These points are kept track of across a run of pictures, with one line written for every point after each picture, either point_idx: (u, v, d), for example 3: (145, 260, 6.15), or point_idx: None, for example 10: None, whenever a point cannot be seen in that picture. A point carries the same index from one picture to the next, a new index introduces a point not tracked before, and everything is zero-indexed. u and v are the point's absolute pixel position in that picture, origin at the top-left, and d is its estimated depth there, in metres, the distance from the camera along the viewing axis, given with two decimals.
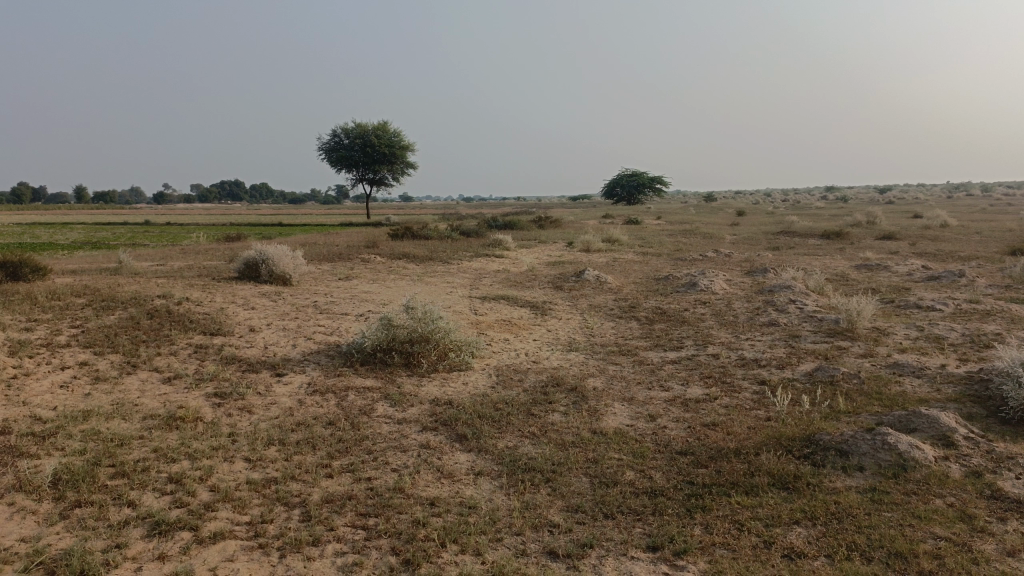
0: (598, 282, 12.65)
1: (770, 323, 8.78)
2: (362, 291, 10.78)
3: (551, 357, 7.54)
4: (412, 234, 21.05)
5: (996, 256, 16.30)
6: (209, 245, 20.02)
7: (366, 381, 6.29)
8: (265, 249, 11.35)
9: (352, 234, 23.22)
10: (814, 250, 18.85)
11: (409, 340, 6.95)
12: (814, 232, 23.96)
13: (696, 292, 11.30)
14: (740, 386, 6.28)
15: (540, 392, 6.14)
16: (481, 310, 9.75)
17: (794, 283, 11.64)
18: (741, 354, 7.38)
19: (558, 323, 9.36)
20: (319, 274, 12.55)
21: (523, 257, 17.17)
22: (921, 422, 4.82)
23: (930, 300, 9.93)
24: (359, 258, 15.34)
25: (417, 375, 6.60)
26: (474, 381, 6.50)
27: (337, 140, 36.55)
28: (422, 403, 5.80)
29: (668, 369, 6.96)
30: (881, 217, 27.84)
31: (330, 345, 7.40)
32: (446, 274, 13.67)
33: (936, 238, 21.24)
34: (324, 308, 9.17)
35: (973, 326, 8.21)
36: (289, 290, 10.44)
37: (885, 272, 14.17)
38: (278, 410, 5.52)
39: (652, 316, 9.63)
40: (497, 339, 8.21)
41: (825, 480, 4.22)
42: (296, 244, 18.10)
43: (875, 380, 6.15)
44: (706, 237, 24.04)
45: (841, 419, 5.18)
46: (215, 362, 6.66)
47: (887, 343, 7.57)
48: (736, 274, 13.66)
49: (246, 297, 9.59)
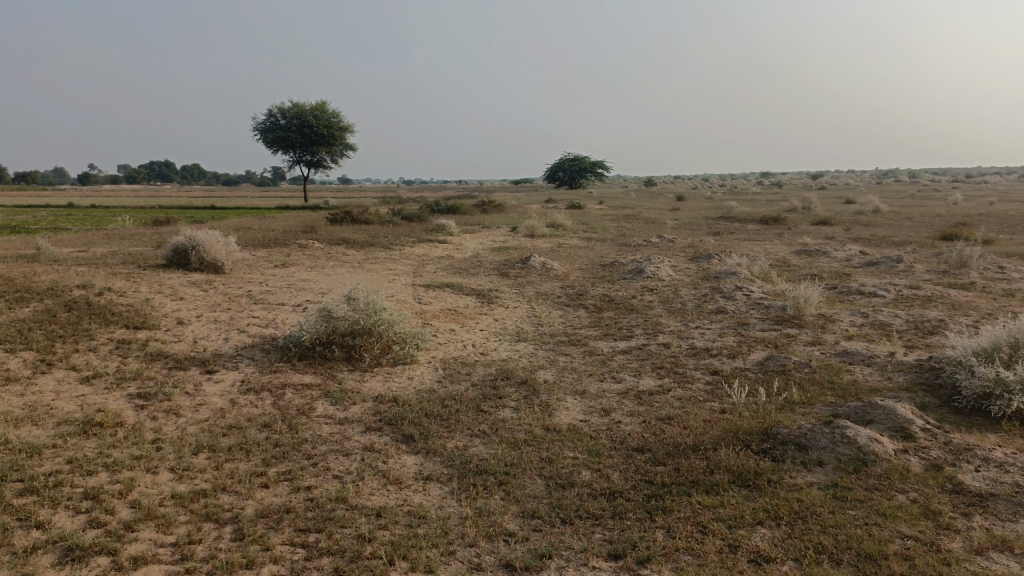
0: (544, 269, 12.45)
1: (719, 310, 8.72)
2: (300, 279, 10.34)
3: (500, 347, 7.30)
4: (352, 218, 20.50)
5: (927, 241, 16.76)
6: (136, 229, 19.08)
7: (305, 378, 5.94)
8: (196, 235, 10.77)
9: (288, 218, 22.48)
10: (753, 236, 19.06)
11: (351, 333, 6.61)
12: (753, 217, 24.33)
13: (643, 279, 11.20)
14: (693, 377, 6.16)
15: (490, 387, 5.90)
16: (425, 299, 9.43)
17: (739, 269, 11.67)
18: (691, 343, 7.27)
19: (505, 312, 9.13)
20: (255, 261, 12.02)
21: (466, 243, 16.83)
22: (877, 413, 4.75)
23: (871, 286, 10.05)
24: (296, 244, 14.78)
25: (359, 370, 6.28)
26: (419, 376, 6.21)
27: (272, 121, 35.39)
28: (365, 401, 5.49)
29: (619, 359, 6.80)
30: (815, 203, 28.48)
31: (265, 339, 6.99)
32: (389, 260, 13.29)
33: (869, 223, 21.80)
34: (259, 298, 8.72)
35: (916, 312, 8.31)
36: (221, 279, 9.92)
37: (825, 257, 14.38)
38: (208, 411, 5.14)
39: (599, 304, 9.48)
40: (443, 330, 7.93)
41: (785, 476, 4.09)
42: (229, 229, 17.38)
43: (826, 369, 6.11)
44: (648, 222, 24.15)
45: (797, 411, 5.09)
46: (139, 358, 6.20)
47: (834, 330, 7.57)
48: (681, 260, 13.66)
49: (174, 286, 9.04)
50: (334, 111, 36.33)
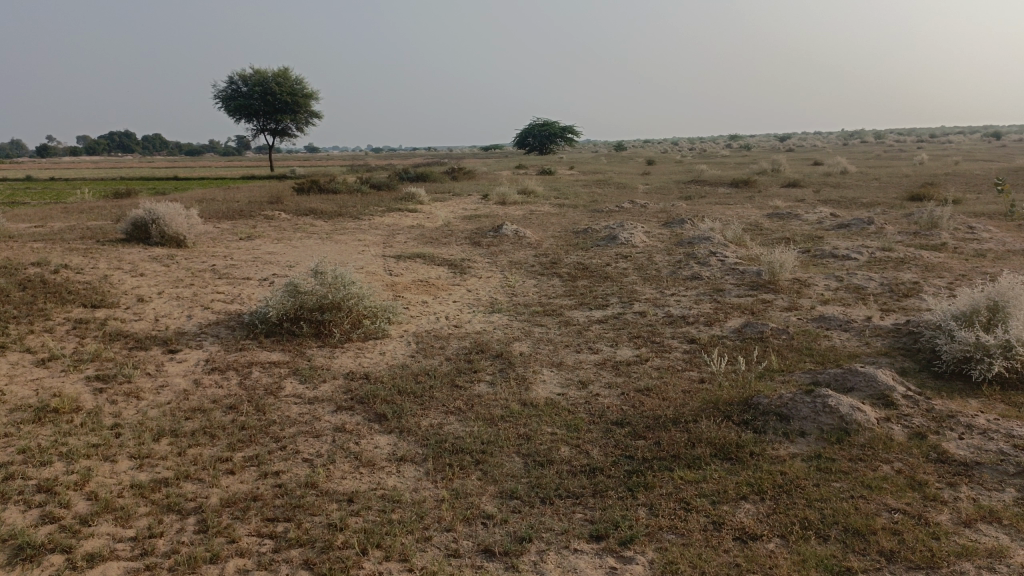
0: (516, 237, 12.26)
1: (694, 276, 8.64)
2: (266, 252, 10.04)
3: (473, 319, 7.15)
4: (319, 188, 20.04)
5: (896, 203, 16.85)
6: (95, 202, 18.49)
7: (273, 356, 5.74)
8: (156, 208, 10.40)
9: (252, 188, 21.95)
10: (725, 200, 19.01)
11: (320, 308, 6.40)
12: (724, 180, 24.28)
13: (616, 246, 11.07)
14: (670, 346, 6.06)
15: (464, 361, 5.75)
16: (396, 271, 9.21)
17: (713, 233, 11.59)
18: (668, 311, 7.16)
19: (478, 282, 8.95)
20: (219, 234, 11.68)
21: (437, 211, 16.55)
22: (858, 380, 4.69)
23: (845, 249, 10.03)
24: (262, 215, 14.41)
25: (329, 346, 6.08)
26: (392, 351, 6.04)
27: (234, 88, 34.43)
28: (335, 379, 5.31)
29: (595, 330, 6.68)
30: (784, 165, 28.51)
31: (230, 315, 6.75)
32: (358, 231, 13.01)
33: (839, 185, 21.88)
34: (224, 273, 8.44)
35: (890, 275, 8.29)
36: (184, 253, 9.60)
37: (797, 220, 14.37)
38: (171, 394, 4.92)
39: (574, 272, 9.34)
40: (414, 302, 7.74)
41: (768, 448, 4.01)
42: (191, 201, 16.89)
43: (804, 335, 6.05)
44: (619, 187, 24.01)
45: (777, 379, 5.02)
46: (97, 339, 5.93)
47: (810, 294, 7.52)
48: (654, 226, 13.56)
49: (134, 262, 8.72)
50: (297, 77, 35.44)
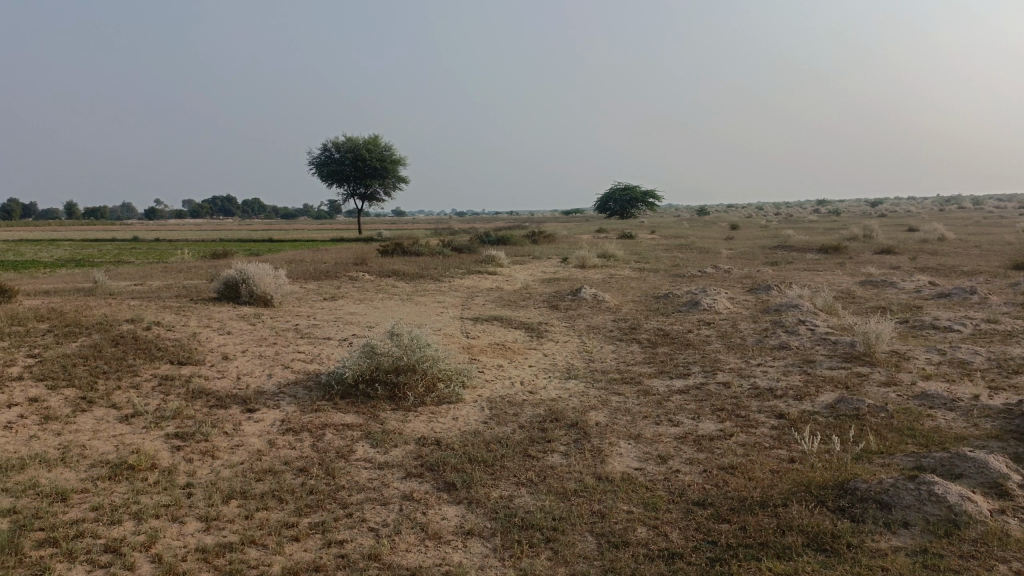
0: (596, 301, 12.10)
1: (781, 346, 8.24)
2: (347, 313, 10.20)
3: (549, 385, 6.98)
4: (402, 250, 20.49)
5: (1001, 271, 15.88)
6: (193, 262, 19.43)
7: (346, 418, 5.71)
8: (246, 268, 10.78)
9: (339, 249, 22.64)
10: (814, 266, 18.38)
11: (395, 370, 6.37)
12: (812, 246, 23.54)
13: (699, 312, 10.75)
14: (757, 420, 5.72)
15: (538, 429, 5.58)
16: (473, 333, 9.17)
17: (801, 301, 11.13)
18: (753, 383, 6.81)
19: (555, 347, 8.80)
20: (304, 294, 11.99)
21: (516, 274, 16.60)
22: (967, 466, 4.27)
23: (946, 320, 9.42)
24: (346, 276, 14.77)
25: (403, 409, 6.02)
26: (465, 416, 5.92)
27: (328, 155, 36.00)
28: (407, 443, 5.22)
29: (676, 400, 6.39)
30: (876, 231, 27.49)
31: (308, 375, 6.81)
32: (437, 292, 13.12)
33: (937, 252, 20.86)
34: (305, 332, 8.59)
35: (999, 349, 7.69)
36: (269, 312, 9.87)
37: (892, 288, 13.69)
38: (245, 454, 4.93)
39: (654, 338, 9.08)
40: (490, 366, 7.65)
41: (866, 540, 3.65)
42: (281, 261, 17.51)
43: (905, 413, 5.61)
44: (702, 251, 23.61)
45: (875, 462, 4.64)
46: (179, 396, 6.06)
47: (910, 369, 7.03)
48: (738, 292, 13.16)
49: (222, 320, 8.99)
50: (387, 143, 36.83)
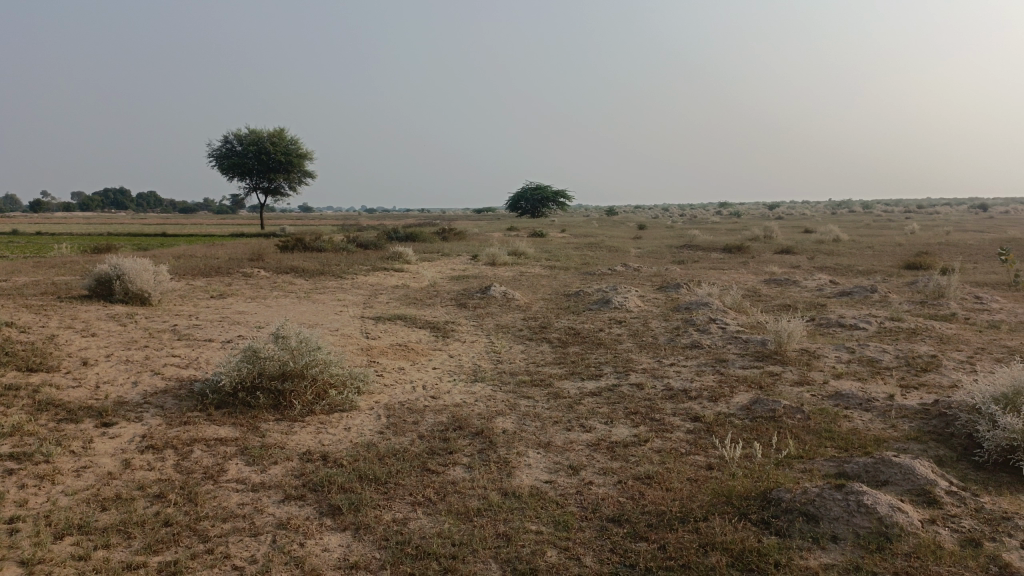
0: (505, 300, 11.66)
1: (693, 344, 8.04)
2: (236, 312, 9.39)
3: (453, 389, 6.48)
4: (303, 246, 19.52)
5: (895, 270, 16.46)
6: (69, 257, 17.84)
7: (220, 431, 5.06)
8: (122, 263, 9.78)
9: (235, 245, 21.38)
10: (720, 265, 18.56)
11: (281, 376, 5.72)
12: (717, 245, 23.96)
13: (610, 310, 10.49)
14: (672, 424, 5.40)
15: (440, 439, 5.07)
16: (373, 334, 8.56)
17: (711, 299, 11.04)
18: (667, 384, 6.52)
19: (462, 348, 8.30)
20: (189, 292, 11.04)
21: (424, 271, 15.98)
22: (892, 472, 4.04)
23: (851, 318, 9.46)
24: (240, 272, 13.79)
25: (288, 419, 5.40)
26: (358, 426, 5.36)
27: (228, 147, 34.25)
28: (288, 460, 4.62)
29: (587, 403, 6.02)
30: (777, 232, 28.32)
31: (182, 383, 6.07)
32: (339, 290, 12.40)
33: (833, 252, 21.56)
34: (184, 334, 7.78)
35: (905, 346, 7.71)
36: (146, 311, 8.94)
37: (796, 286, 13.88)
38: (94, 478, 4.23)
39: (564, 338, 8.71)
40: (390, 369, 7.08)
41: (794, 558, 3.32)
42: (167, 256, 16.27)
43: (821, 414, 5.41)
44: (612, 250, 23.63)
45: (796, 468, 4.37)
46: (23, 408, 5.23)
47: (821, 367, 6.90)
48: (648, 290, 13.05)
49: (89, 320, 8.05)
50: (292, 136, 35.44)
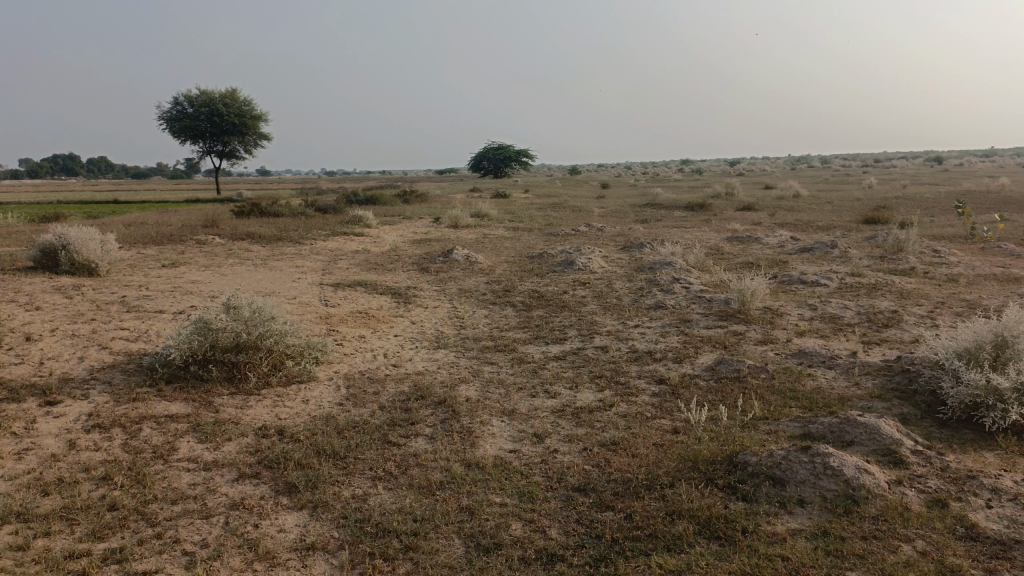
0: (467, 263, 11.48)
1: (657, 305, 7.98)
2: (189, 281, 9.08)
3: (415, 357, 6.34)
4: (260, 211, 19.02)
5: (853, 225, 16.63)
6: (13, 227, 17.10)
7: (171, 407, 4.85)
8: (66, 233, 9.36)
9: (189, 211, 20.76)
10: (682, 223, 18.57)
11: (235, 348, 5.50)
12: (679, 203, 23.98)
13: (573, 272, 10.39)
14: (638, 388, 5.34)
15: (401, 410, 4.94)
16: (332, 301, 8.34)
17: (674, 258, 10.99)
18: (632, 346, 6.46)
19: (424, 313, 8.13)
20: (139, 261, 10.64)
21: (384, 235, 15.69)
22: (857, 433, 4.02)
23: (813, 274, 9.50)
24: (193, 240, 13.36)
25: (243, 393, 5.21)
26: (317, 399, 5.20)
27: (179, 109, 33.08)
28: (243, 436, 4.46)
29: (552, 368, 5.93)
30: (739, 189, 28.45)
31: (130, 357, 5.83)
32: (297, 256, 12.09)
33: (793, 208, 21.73)
34: (134, 306, 7.48)
35: (866, 302, 7.75)
36: (93, 283, 8.59)
37: (758, 243, 13.93)
38: (35, 460, 4.01)
39: (528, 301, 8.59)
40: (350, 337, 6.90)
41: (761, 524, 3.28)
42: (117, 225, 15.69)
43: (785, 374, 5.39)
44: (575, 210, 23.49)
45: (761, 430, 4.33)
46: None
47: (785, 325, 6.89)
48: (612, 250, 13.00)
49: (32, 294, 7.70)
50: (246, 98, 34.39)
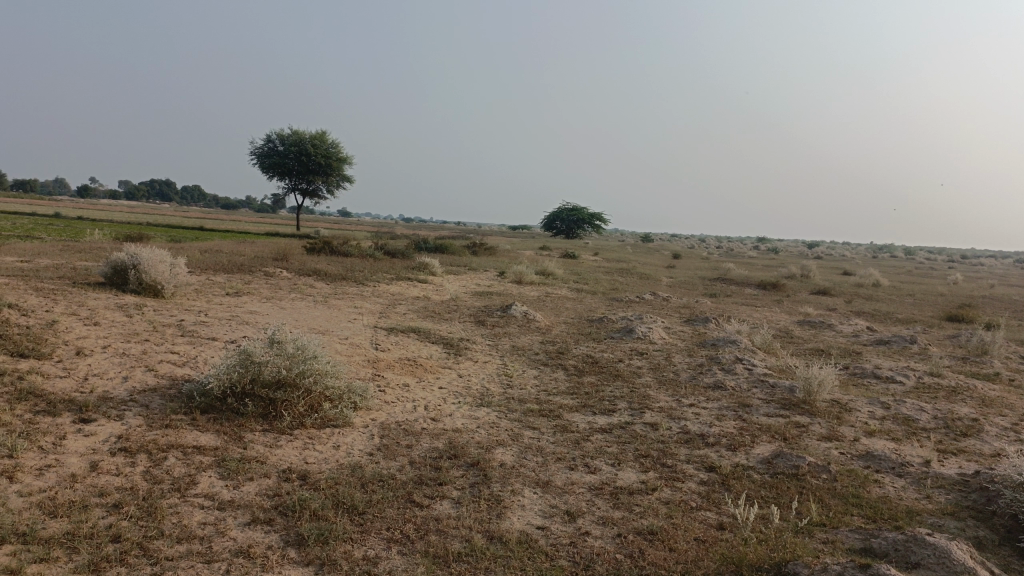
0: (525, 320, 11.30)
1: (716, 385, 7.59)
2: (247, 311, 9.16)
3: (455, 412, 6.13)
4: (330, 249, 19.40)
5: (935, 321, 15.80)
6: (99, 243, 17.90)
7: (201, 438, 4.77)
8: (139, 253, 9.63)
9: (264, 243, 21.36)
10: (753, 301, 18.01)
11: (274, 384, 5.41)
12: (751, 280, 23.38)
13: (632, 340, 10.07)
14: (684, 473, 4.99)
15: (431, 468, 4.72)
16: (383, 345, 8.24)
17: (739, 337, 10.56)
18: (684, 426, 6.09)
19: (473, 367, 7.94)
20: (205, 287, 10.86)
21: (447, 284, 15.70)
22: (925, 555, 3.57)
23: (888, 369, 8.92)
24: (261, 271, 13.63)
25: (275, 431, 5.09)
26: (348, 445, 5.04)
27: (271, 146, 34.47)
28: (266, 477, 4.31)
29: (595, 441, 5.62)
30: (816, 272, 27.60)
31: (172, 383, 5.81)
32: (357, 297, 12.16)
33: (872, 297, 20.88)
34: (188, 330, 7.55)
35: (945, 406, 7.18)
36: (155, 304, 8.75)
37: (830, 330, 13.33)
38: (54, 478, 3.94)
39: (581, 366, 8.31)
40: (393, 384, 6.76)
41: None
42: (194, 250, 16.21)
43: (849, 476, 4.94)
44: (642, 277, 23.17)
45: (816, 539, 3.92)
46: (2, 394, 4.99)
47: (852, 422, 6.41)
48: (675, 322, 12.64)
49: (95, 309, 7.87)
50: (334, 140, 35.63)
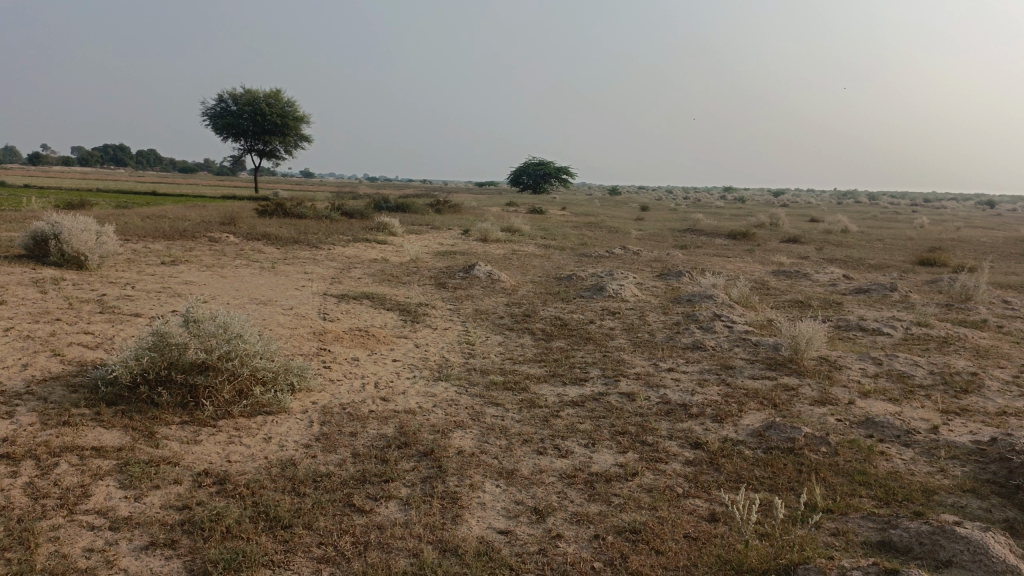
0: (489, 281, 10.60)
1: (695, 345, 7.01)
2: (183, 282, 8.34)
3: (409, 389, 5.46)
4: (284, 211, 18.40)
5: (909, 266, 15.45)
6: (34, 212, 16.68)
7: (104, 437, 4.05)
8: (60, 221, 8.71)
9: (214, 207, 20.18)
10: (724, 252, 17.45)
11: (195, 369, 4.68)
12: (722, 231, 22.84)
13: (603, 299, 9.45)
14: (668, 452, 4.40)
15: (377, 461, 4.05)
16: (332, 315, 7.51)
17: (716, 291, 9.98)
18: (664, 395, 5.50)
19: (431, 335, 7.26)
20: (139, 256, 9.96)
21: (408, 245, 14.91)
22: (959, 550, 3.00)
23: (873, 320, 8.43)
24: (206, 237, 12.71)
25: (196, 424, 4.39)
26: (282, 437, 4.35)
27: (224, 107, 32.93)
28: (177, 483, 3.62)
29: (567, 416, 5.01)
30: (785, 221, 27.19)
31: (80, 370, 5.04)
32: (309, 262, 11.34)
33: (842, 244, 20.53)
34: (109, 307, 6.73)
35: (939, 360, 6.68)
36: (77, 277, 7.88)
37: (806, 280, 12.87)
38: None
39: (550, 329, 7.67)
40: (340, 359, 6.06)
41: None
42: (135, 216, 15.17)
43: (852, 448, 4.39)
44: (611, 230, 22.54)
45: (827, 533, 3.34)
46: None
47: (845, 382, 5.88)
48: (647, 276, 12.05)
49: (4, 286, 7.00)
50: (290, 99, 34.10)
